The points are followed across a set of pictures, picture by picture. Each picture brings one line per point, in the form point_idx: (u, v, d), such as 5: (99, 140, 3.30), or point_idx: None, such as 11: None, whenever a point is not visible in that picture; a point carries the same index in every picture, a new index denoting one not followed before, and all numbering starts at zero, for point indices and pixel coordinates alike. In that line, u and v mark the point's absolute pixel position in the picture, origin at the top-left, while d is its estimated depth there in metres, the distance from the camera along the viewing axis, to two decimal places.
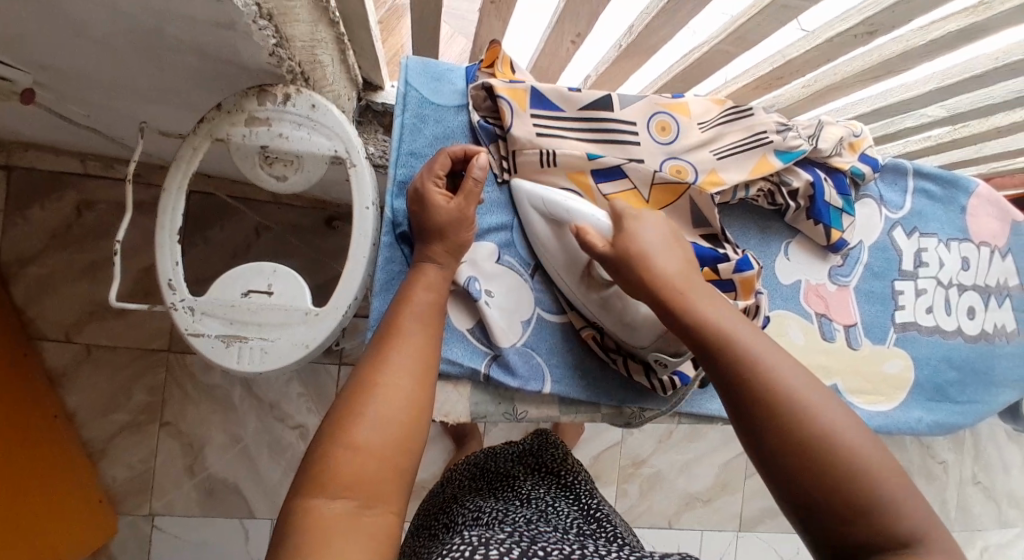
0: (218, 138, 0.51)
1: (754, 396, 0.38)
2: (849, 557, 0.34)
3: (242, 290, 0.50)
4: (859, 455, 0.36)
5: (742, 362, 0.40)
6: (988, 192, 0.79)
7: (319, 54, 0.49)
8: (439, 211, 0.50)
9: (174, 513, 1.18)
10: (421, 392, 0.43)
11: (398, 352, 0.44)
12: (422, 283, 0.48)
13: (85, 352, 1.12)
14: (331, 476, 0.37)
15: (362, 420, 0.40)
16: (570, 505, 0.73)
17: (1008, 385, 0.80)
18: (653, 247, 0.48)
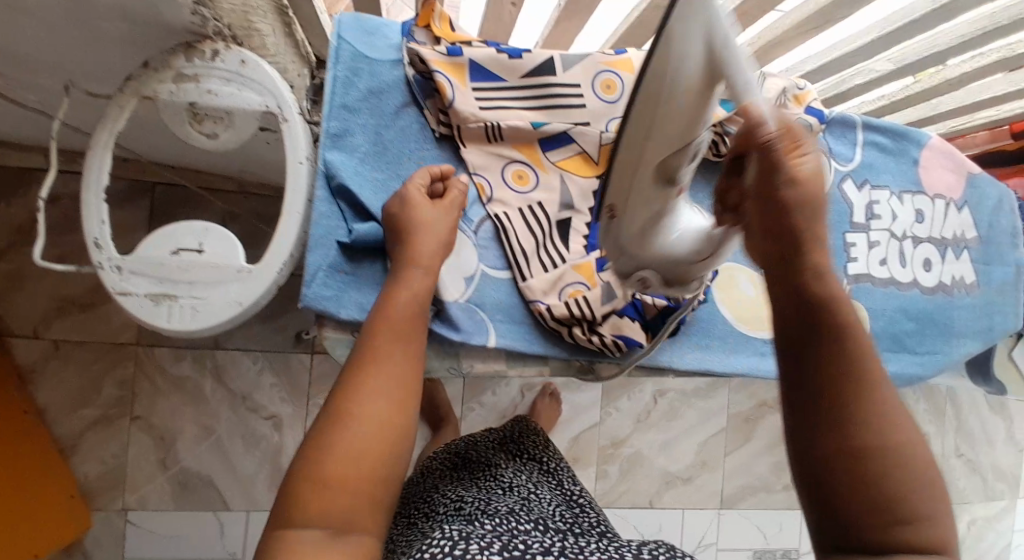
0: (145, 96, 0.50)
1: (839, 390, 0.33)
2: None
3: (171, 249, 0.50)
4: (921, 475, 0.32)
5: (845, 353, 0.33)
6: (940, 144, 0.79)
7: (254, 21, 0.48)
8: (430, 215, 0.50)
9: (148, 507, 1.16)
10: (400, 412, 0.41)
11: (374, 374, 0.41)
12: (404, 294, 0.46)
13: (52, 348, 1.11)
14: (296, 509, 0.36)
15: (333, 447, 0.37)
16: (551, 492, 0.73)
17: (968, 337, 0.80)
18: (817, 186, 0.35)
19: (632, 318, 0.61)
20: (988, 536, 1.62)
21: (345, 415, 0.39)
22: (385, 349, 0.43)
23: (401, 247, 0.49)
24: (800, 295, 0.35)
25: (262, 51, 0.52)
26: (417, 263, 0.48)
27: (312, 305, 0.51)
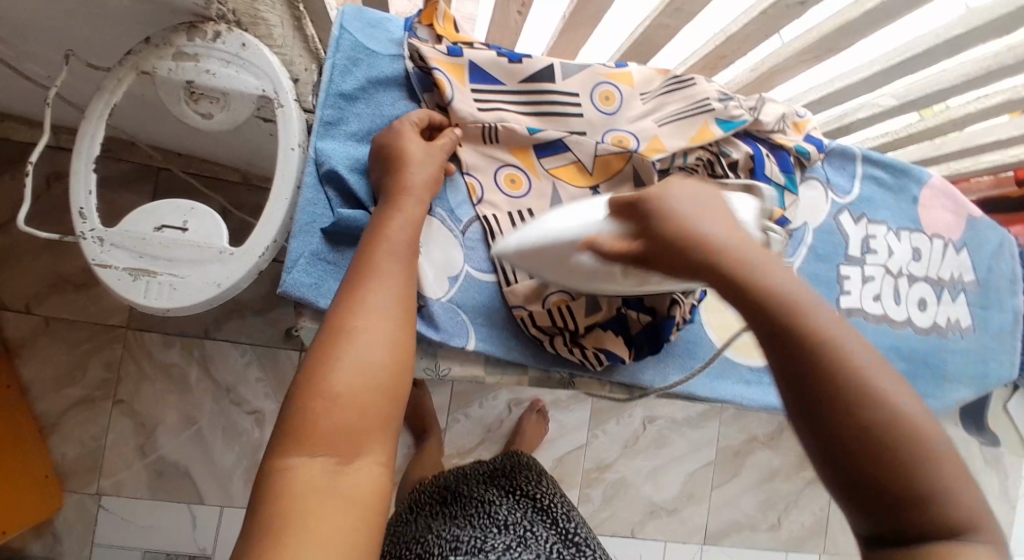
0: (144, 71, 0.50)
1: (846, 420, 0.31)
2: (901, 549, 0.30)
3: (155, 225, 0.50)
4: (945, 469, 0.31)
5: (818, 345, 0.33)
6: (941, 183, 0.78)
7: (263, 10, 0.51)
8: (416, 147, 0.52)
9: (122, 494, 1.15)
10: (403, 331, 0.42)
11: (374, 295, 0.42)
12: (401, 219, 0.48)
13: (43, 325, 1.11)
14: (314, 428, 0.36)
15: (342, 362, 0.38)
16: (547, 529, 0.71)
17: (963, 383, 0.78)
18: (694, 214, 0.42)
19: (616, 332, 0.60)
20: None
21: (345, 336, 0.40)
22: (389, 271, 0.44)
23: (390, 176, 0.51)
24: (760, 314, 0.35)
25: (269, 41, 0.53)
26: (405, 190, 0.50)
27: (291, 292, 0.51)
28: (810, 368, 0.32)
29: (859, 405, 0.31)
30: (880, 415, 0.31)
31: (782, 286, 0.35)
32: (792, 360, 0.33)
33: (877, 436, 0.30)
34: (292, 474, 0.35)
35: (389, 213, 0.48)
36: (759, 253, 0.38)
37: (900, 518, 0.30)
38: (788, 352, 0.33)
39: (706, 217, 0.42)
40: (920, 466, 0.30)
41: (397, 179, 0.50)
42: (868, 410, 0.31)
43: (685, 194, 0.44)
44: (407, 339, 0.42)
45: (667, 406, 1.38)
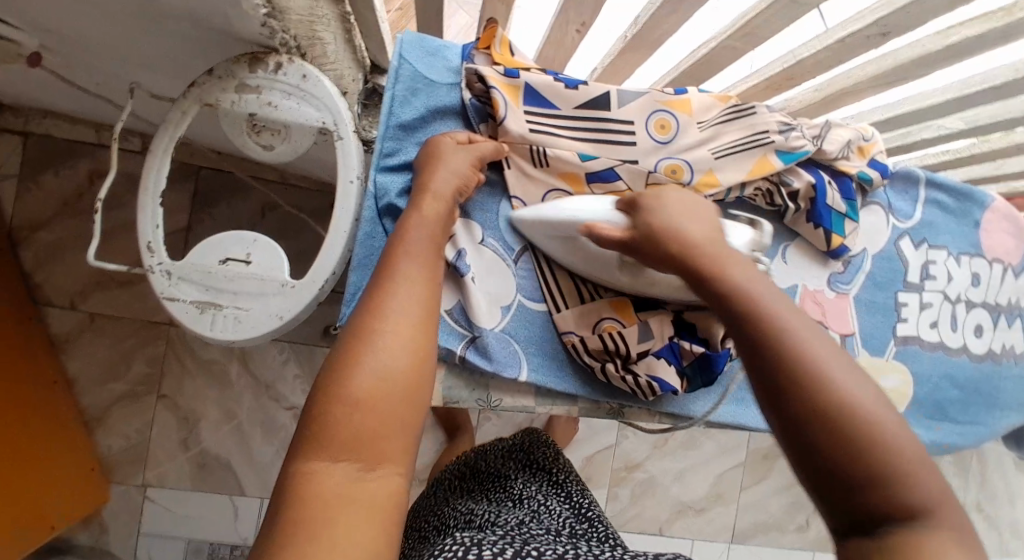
0: (208, 103, 0.51)
1: (805, 400, 0.32)
2: (870, 538, 0.30)
3: (220, 257, 0.50)
4: (904, 456, 0.31)
5: (776, 332, 0.35)
6: (1004, 207, 0.76)
7: (320, 31, 0.49)
8: (449, 149, 0.51)
9: (165, 484, 1.19)
10: (424, 339, 0.40)
11: (396, 292, 0.41)
12: (425, 217, 0.47)
13: (88, 320, 1.14)
14: (327, 437, 0.34)
15: (359, 369, 0.36)
16: (560, 504, 0.73)
17: (1014, 410, 0.77)
18: (682, 221, 0.47)
19: (671, 361, 0.57)
20: None
21: (366, 337, 0.38)
22: (415, 275, 0.42)
23: (420, 177, 0.50)
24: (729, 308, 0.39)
25: (323, 59, 0.52)
26: (429, 193, 0.48)
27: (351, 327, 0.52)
28: (765, 355, 0.34)
29: (818, 387, 0.32)
30: (835, 395, 0.32)
31: (749, 286, 0.39)
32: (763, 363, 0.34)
33: (838, 416, 0.31)
34: (314, 481, 0.33)
35: (414, 211, 0.47)
36: (734, 260, 0.43)
37: (854, 501, 0.30)
38: (756, 341, 0.36)
39: (693, 223, 0.47)
40: (877, 447, 0.31)
41: (421, 184, 0.49)
42: (826, 391, 0.32)
43: (672, 204, 0.49)
44: (430, 342, 0.40)
45: None
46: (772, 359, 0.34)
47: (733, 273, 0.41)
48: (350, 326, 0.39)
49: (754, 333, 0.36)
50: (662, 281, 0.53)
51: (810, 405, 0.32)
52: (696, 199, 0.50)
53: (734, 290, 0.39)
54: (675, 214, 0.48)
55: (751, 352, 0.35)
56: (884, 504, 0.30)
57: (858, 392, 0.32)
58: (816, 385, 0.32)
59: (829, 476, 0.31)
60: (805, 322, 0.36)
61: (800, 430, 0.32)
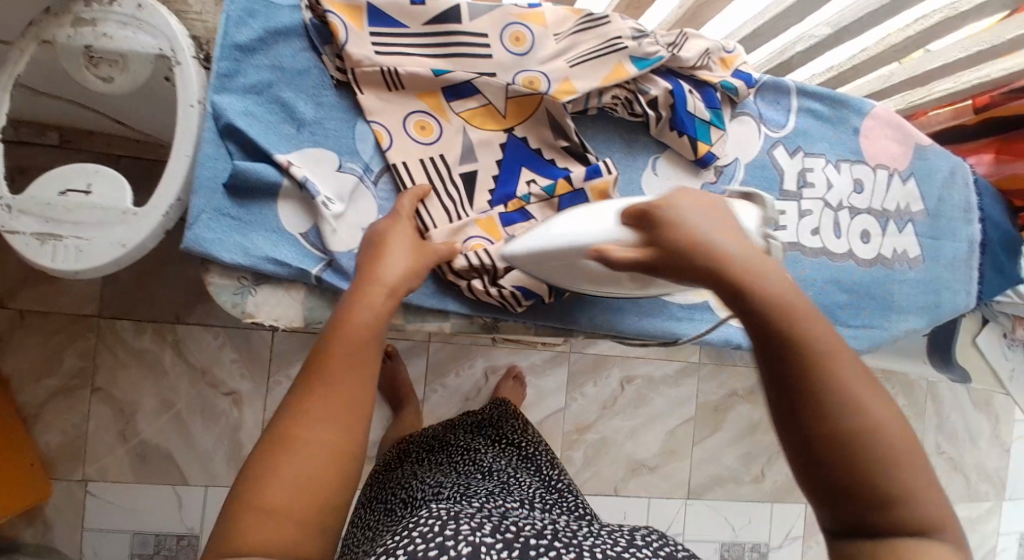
0: (45, 40, 0.50)
1: (823, 434, 0.31)
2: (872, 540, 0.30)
3: (59, 190, 0.50)
4: (914, 479, 0.31)
5: (805, 347, 0.33)
6: (885, 114, 0.77)
7: None
8: (397, 244, 0.50)
9: (107, 478, 1.14)
10: (352, 425, 0.38)
11: (330, 377, 0.39)
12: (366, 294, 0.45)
13: (17, 318, 1.09)
14: (238, 544, 0.32)
15: (276, 476, 0.34)
16: (531, 477, 0.74)
17: (911, 312, 0.78)
18: (704, 226, 0.41)
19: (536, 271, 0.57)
20: (970, 536, 1.61)
21: (290, 440, 0.36)
22: (350, 357, 0.41)
23: (367, 258, 0.48)
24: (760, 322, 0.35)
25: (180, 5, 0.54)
26: (376, 282, 0.46)
27: (194, 248, 0.50)
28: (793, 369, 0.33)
29: (833, 414, 0.31)
30: (854, 425, 0.31)
31: (787, 301, 0.35)
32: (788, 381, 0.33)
33: (840, 410, 0.31)
34: None
35: (355, 303, 0.44)
36: (754, 254, 0.39)
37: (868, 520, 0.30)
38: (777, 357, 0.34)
39: (717, 232, 0.40)
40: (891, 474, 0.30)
41: (366, 272, 0.47)
42: (835, 421, 0.31)
43: (691, 205, 0.43)
44: (353, 442, 0.38)
45: (645, 365, 1.40)
46: (788, 371, 0.33)
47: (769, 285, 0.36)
48: (269, 432, 0.37)
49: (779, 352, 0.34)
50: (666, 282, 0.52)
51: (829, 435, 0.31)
52: (714, 204, 0.44)
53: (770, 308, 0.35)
54: (695, 223, 0.41)
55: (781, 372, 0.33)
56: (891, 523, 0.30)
57: (877, 416, 0.31)
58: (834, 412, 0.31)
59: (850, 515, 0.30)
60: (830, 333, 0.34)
61: (822, 461, 0.31)
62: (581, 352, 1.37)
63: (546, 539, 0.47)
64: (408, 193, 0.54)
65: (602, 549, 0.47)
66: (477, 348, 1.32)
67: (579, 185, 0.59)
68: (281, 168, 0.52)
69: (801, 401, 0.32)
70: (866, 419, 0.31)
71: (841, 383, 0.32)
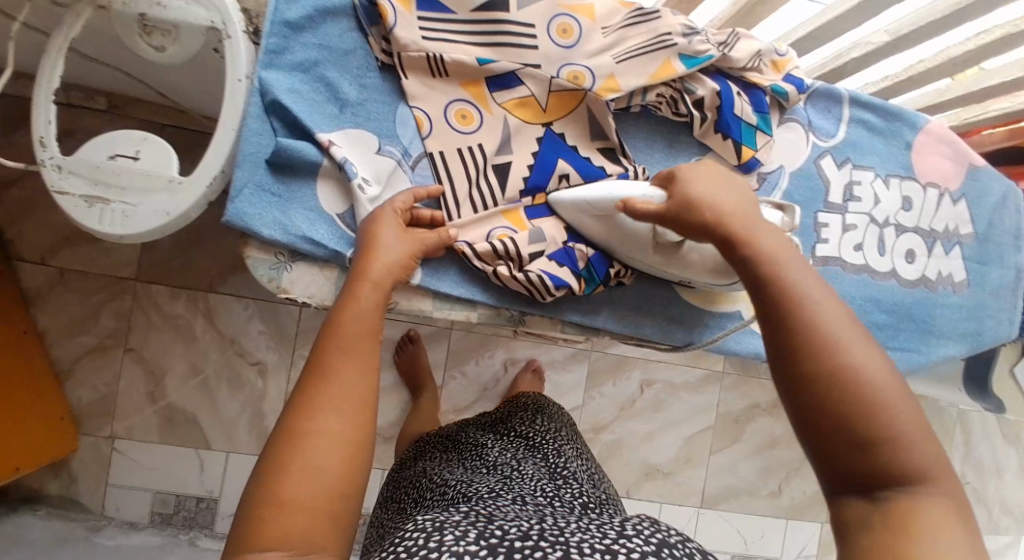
0: (101, 6, 0.51)
1: (811, 370, 0.34)
2: (865, 497, 0.31)
3: (109, 153, 0.51)
4: (904, 425, 0.32)
5: (792, 298, 0.37)
6: (940, 129, 0.74)
7: None
8: (389, 236, 0.50)
9: (133, 436, 1.18)
10: (360, 411, 0.39)
11: (337, 367, 0.40)
12: (369, 282, 0.46)
13: (59, 275, 1.13)
14: (258, 537, 0.33)
15: (291, 469, 0.35)
16: (535, 466, 0.71)
17: (949, 338, 0.75)
18: (716, 194, 0.48)
19: (563, 263, 0.57)
20: None
21: (301, 433, 0.37)
22: (354, 347, 0.42)
23: (359, 256, 0.48)
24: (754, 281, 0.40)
25: None
26: (368, 278, 0.46)
27: (235, 221, 0.51)
28: (779, 316, 0.36)
29: (821, 357, 0.34)
30: (836, 363, 0.33)
31: (782, 260, 0.40)
32: (777, 326, 0.36)
33: (831, 355, 0.33)
34: None
35: (345, 299, 0.45)
36: (763, 223, 0.45)
37: (852, 463, 0.32)
38: (768, 304, 0.38)
39: (729, 200, 0.47)
40: (876, 415, 0.32)
41: (358, 267, 0.47)
42: (823, 362, 0.33)
43: (710, 178, 0.50)
44: (363, 429, 0.39)
45: (665, 369, 1.38)
46: (779, 319, 0.36)
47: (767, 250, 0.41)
48: (277, 433, 0.37)
49: (771, 304, 0.37)
50: (696, 263, 0.56)
51: (814, 377, 0.33)
52: (733, 175, 0.51)
53: (766, 265, 0.40)
54: (708, 191, 0.48)
55: (772, 323, 0.37)
56: (875, 468, 0.31)
57: (864, 365, 0.33)
58: (821, 356, 0.34)
59: (833, 455, 0.32)
60: (823, 291, 0.37)
61: (813, 404, 0.33)
62: (601, 351, 1.36)
63: (532, 541, 0.45)
64: (414, 192, 0.53)
65: (590, 546, 0.45)
66: (498, 339, 1.32)
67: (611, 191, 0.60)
68: (321, 147, 0.53)
69: (789, 347, 0.35)
70: (852, 363, 0.33)
71: (827, 332, 0.34)
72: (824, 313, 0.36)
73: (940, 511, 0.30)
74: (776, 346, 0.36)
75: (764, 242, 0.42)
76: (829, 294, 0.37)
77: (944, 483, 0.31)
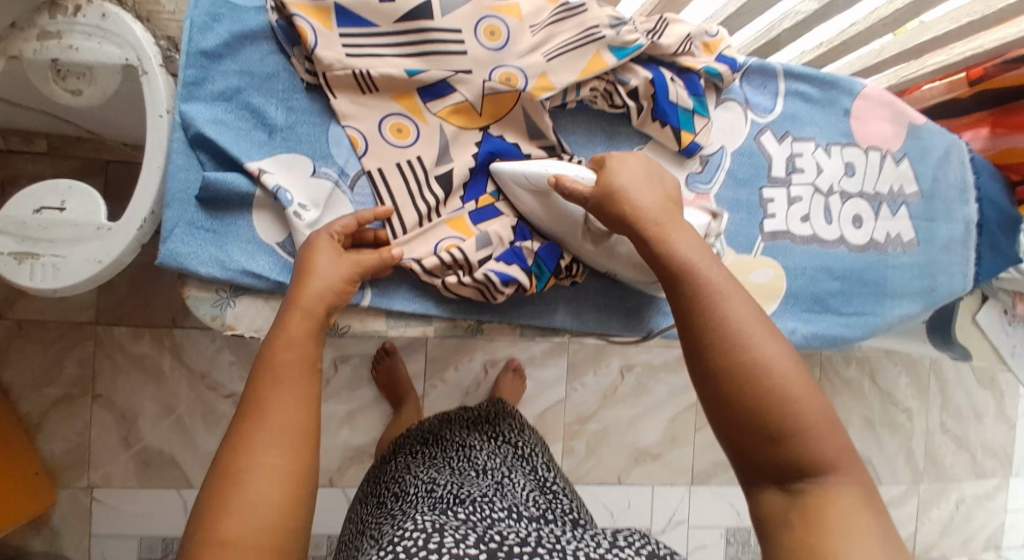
0: (12, 56, 0.49)
1: (723, 370, 0.36)
2: (781, 485, 0.35)
3: (35, 207, 0.50)
4: (807, 416, 0.35)
5: (705, 297, 0.39)
6: (876, 93, 0.75)
7: None
8: (324, 262, 0.48)
9: (112, 483, 1.15)
10: (298, 438, 0.39)
11: (271, 397, 0.40)
12: (299, 311, 0.44)
13: (15, 328, 1.08)
14: None
15: (232, 509, 0.35)
16: (524, 478, 0.72)
17: (906, 297, 0.77)
18: (637, 186, 0.48)
19: (512, 261, 0.56)
20: (977, 512, 1.61)
21: (241, 470, 0.37)
22: (287, 374, 0.41)
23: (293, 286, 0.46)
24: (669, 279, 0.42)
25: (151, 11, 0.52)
26: (299, 308, 0.45)
27: (169, 263, 0.50)
28: (693, 318, 0.39)
29: (732, 357, 0.36)
30: (745, 363, 0.36)
31: (693, 257, 0.42)
32: (692, 326, 0.39)
33: (741, 354, 0.36)
34: None
35: (277, 333, 0.43)
36: (675, 218, 0.46)
37: (763, 452, 0.35)
38: (683, 308, 0.40)
39: (648, 193, 0.47)
40: (782, 409, 0.35)
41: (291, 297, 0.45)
42: (733, 361, 0.36)
43: (627, 169, 0.50)
44: (304, 456, 0.39)
45: (644, 354, 1.39)
46: (694, 319, 0.39)
47: (679, 246, 0.43)
48: (218, 470, 0.37)
49: (684, 305, 0.40)
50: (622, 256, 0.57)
51: (728, 376, 0.36)
52: (657, 169, 0.51)
53: (676, 262, 0.42)
54: (631, 182, 0.48)
55: (687, 322, 0.39)
56: (782, 455, 0.35)
57: (771, 362, 0.36)
58: (732, 356, 0.36)
59: (748, 450, 0.36)
60: (731, 288, 0.39)
61: (727, 401, 0.36)
62: (579, 342, 1.36)
63: (530, 548, 0.47)
64: (357, 215, 0.52)
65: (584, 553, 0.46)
66: (475, 342, 1.31)
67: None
68: (251, 175, 0.52)
69: (704, 347, 0.38)
70: (760, 360, 0.36)
71: (737, 332, 0.37)
72: (734, 311, 0.38)
73: (842, 494, 0.34)
74: (694, 347, 0.38)
75: (676, 238, 0.43)
76: (739, 291, 0.39)
77: (845, 463, 0.35)
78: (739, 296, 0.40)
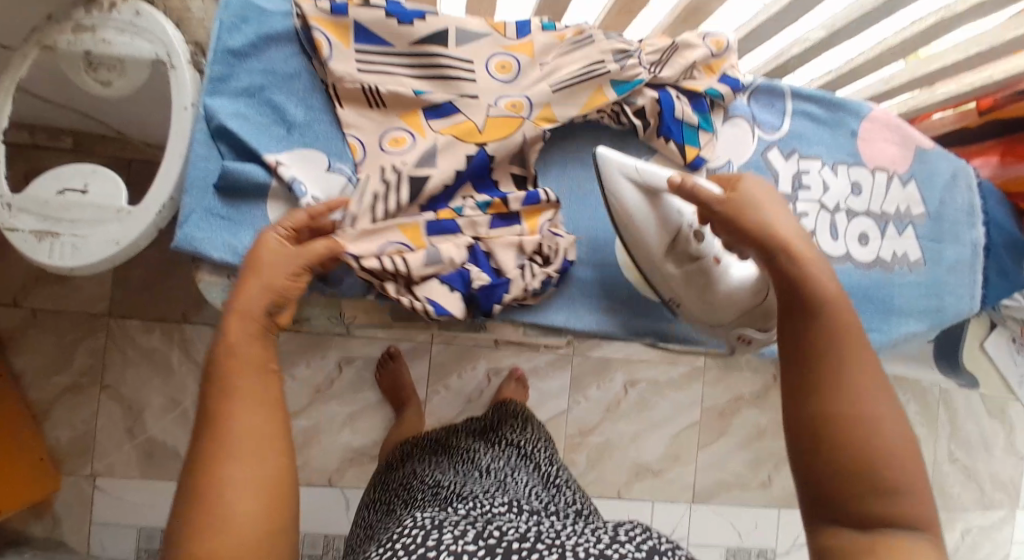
0: (46, 45, 0.52)
1: (828, 411, 0.36)
2: (865, 533, 0.34)
3: (58, 188, 0.52)
4: (907, 479, 0.34)
5: (830, 334, 0.38)
6: (883, 116, 0.76)
7: None
8: (266, 263, 0.44)
9: (115, 474, 1.16)
10: (274, 448, 0.37)
11: (237, 406, 0.38)
12: (240, 315, 0.41)
13: (31, 316, 1.12)
14: None
15: (213, 523, 0.33)
16: (526, 477, 0.72)
17: (913, 315, 0.76)
18: (772, 215, 0.46)
19: (454, 287, 0.53)
20: (985, 546, 1.57)
21: (217, 482, 0.35)
22: (252, 385, 0.39)
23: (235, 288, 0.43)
24: (794, 307, 0.41)
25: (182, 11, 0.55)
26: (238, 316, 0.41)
27: (185, 247, 0.52)
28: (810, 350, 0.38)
29: (843, 401, 0.35)
30: (854, 409, 0.35)
31: (831, 292, 0.40)
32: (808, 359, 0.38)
33: (852, 401, 0.35)
34: None
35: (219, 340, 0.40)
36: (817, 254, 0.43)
37: (850, 503, 0.34)
38: (803, 340, 0.39)
39: (784, 222, 0.46)
40: (879, 464, 0.34)
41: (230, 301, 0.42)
42: (841, 405, 0.35)
43: (759, 196, 0.49)
44: (281, 466, 0.37)
45: (648, 370, 1.39)
46: (812, 353, 0.38)
47: (815, 277, 0.41)
48: (188, 482, 0.35)
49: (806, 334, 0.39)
50: (711, 289, 0.59)
51: (832, 416, 0.35)
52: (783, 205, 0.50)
53: (809, 294, 0.40)
54: (770, 209, 0.47)
55: (803, 353, 0.39)
56: (868, 509, 0.34)
57: (882, 416, 0.35)
58: (845, 399, 0.35)
59: (832, 496, 0.35)
60: (857, 335, 0.38)
61: (825, 440, 0.35)
62: (583, 355, 1.36)
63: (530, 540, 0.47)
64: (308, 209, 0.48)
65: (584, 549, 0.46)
66: (480, 350, 1.32)
67: (513, 208, 0.58)
68: (268, 167, 0.53)
69: (815, 381, 0.37)
70: (872, 412, 0.35)
71: (855, 377, 0.36)
72: (858, 357, 0.37)
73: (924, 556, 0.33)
74: (803, 381, 0.38)
75: (816, 269, 0.42)
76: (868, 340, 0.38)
77: (929, 528, 0.34)
78: (860, 338, 0.38)
